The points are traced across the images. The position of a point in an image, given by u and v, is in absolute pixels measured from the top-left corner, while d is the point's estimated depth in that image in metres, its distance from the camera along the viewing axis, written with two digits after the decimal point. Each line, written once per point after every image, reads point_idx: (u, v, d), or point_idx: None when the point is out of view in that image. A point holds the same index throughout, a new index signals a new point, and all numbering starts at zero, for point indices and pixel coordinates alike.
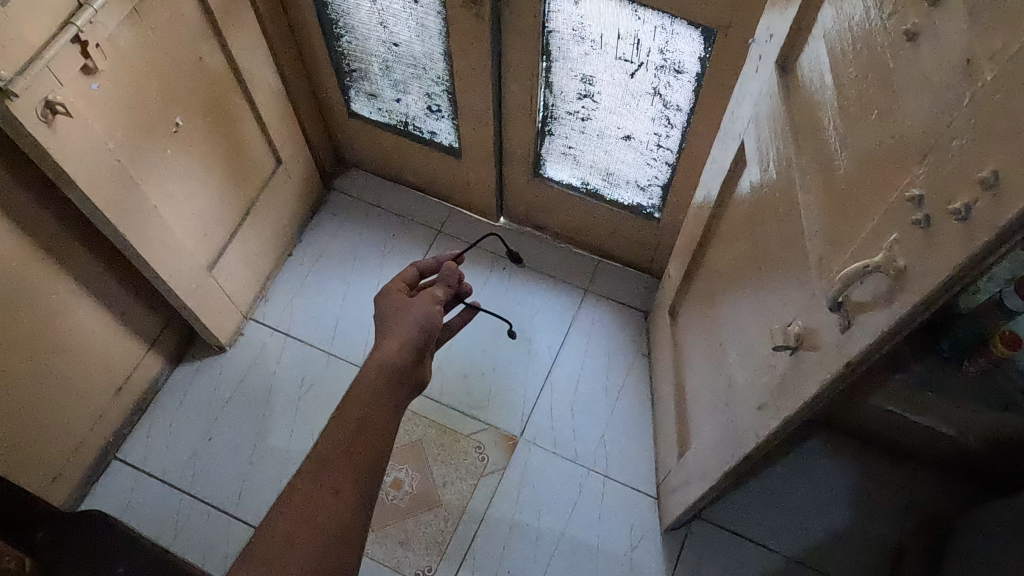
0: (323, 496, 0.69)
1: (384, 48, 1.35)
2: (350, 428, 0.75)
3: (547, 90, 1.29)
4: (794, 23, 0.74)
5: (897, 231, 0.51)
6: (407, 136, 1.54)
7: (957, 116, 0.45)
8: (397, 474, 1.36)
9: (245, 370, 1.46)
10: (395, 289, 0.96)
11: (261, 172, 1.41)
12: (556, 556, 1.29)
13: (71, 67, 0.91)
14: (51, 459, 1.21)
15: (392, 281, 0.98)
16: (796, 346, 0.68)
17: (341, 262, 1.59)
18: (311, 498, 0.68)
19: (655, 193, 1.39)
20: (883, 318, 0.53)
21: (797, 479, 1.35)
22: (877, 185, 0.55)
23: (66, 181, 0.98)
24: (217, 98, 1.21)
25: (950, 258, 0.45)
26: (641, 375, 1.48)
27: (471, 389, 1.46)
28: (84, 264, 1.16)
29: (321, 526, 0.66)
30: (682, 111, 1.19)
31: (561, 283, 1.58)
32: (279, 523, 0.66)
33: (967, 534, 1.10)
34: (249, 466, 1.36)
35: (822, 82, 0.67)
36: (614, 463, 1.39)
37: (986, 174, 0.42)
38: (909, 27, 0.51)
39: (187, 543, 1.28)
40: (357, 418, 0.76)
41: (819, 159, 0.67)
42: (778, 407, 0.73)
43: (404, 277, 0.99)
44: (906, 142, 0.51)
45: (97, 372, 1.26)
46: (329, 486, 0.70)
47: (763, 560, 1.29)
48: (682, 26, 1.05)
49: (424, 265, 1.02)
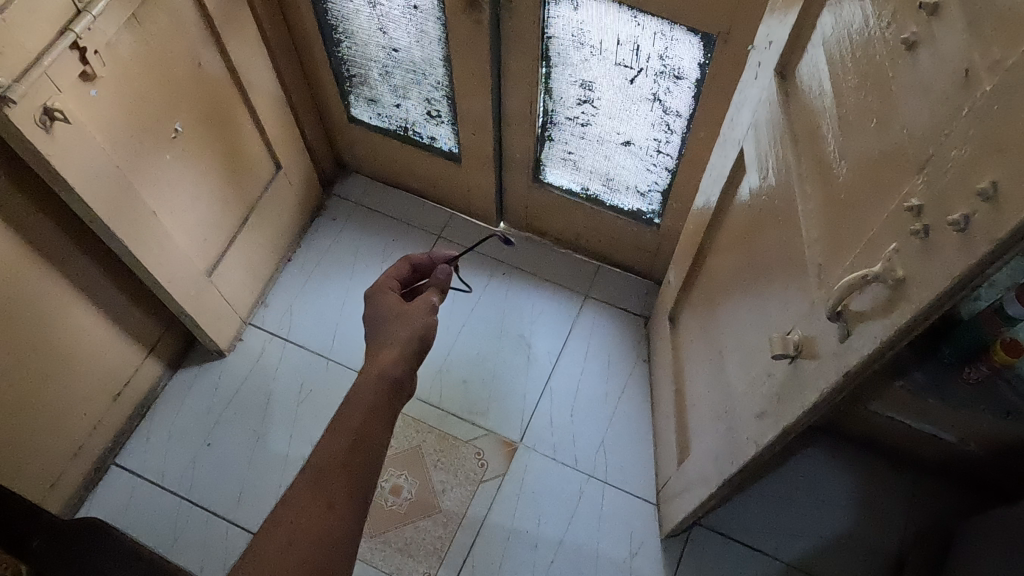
0: (316, 510, 0.69)
1: (383, 53, 1.35)
2: (346, 438, 0.75)
3: (546, 95, 1.29)
4: (794, 30, 0.74)
5: (896, 240, 0.51)
6: (406, 141, 1.54)
7: (956, 127, 0.45)
8: (396, 480, 1.36)
9: (244, 375, 1.46)
10: (388, 286, 0.97)
11: (260, 177, 1.41)
12: (556, 562, 1.29)
13: (70, 74, 0.92)
14: (50, 465, 1.21)
15: (385, 277, 0.98)
16: (795, 354, 0.68)
17: (341, 267, 1.59)
18: (305, 511, 0.69)
19: (655, 199, 1.39)
20: (882, 328, 0.53)
21: (798, 484, 1.34)
22: (877, 195, 0.55)
23: (65, 187, 0.98)
24: (216, 104, 1.21)
25: (950, 268, 0.45)
26: (641, 380, 1.48)
27: (471, 395, 1.45)
28: (83, 269, 1.15)
29: (313, 540, 0.67)
30: (681, 117, 1.19)
31: (561, 288, 1.58)
32: (274, 535, 0.67)
33: (971, 541, 1.09)
34: (248, 471, 1.36)
35: (822, 89, 0.67)
36: (614, 468, 1.38)
37: (985, 185, 0.42)
38: (908, 35, 0.51)
39: (185, 548, 1.28)
40: (352, 427, 0.76)
41: (819, 167, 0.67)
42: (777, 415, 0.73)
43: (396, 275, 1.00)
44: (905, 150, 0.51)
45: (96, 377, 1.25)
46: (323, 499, 0.70)
47: (764, 566, 1.29)
48: (682, 32, 1.05)
49: (417, 260, 1.01)
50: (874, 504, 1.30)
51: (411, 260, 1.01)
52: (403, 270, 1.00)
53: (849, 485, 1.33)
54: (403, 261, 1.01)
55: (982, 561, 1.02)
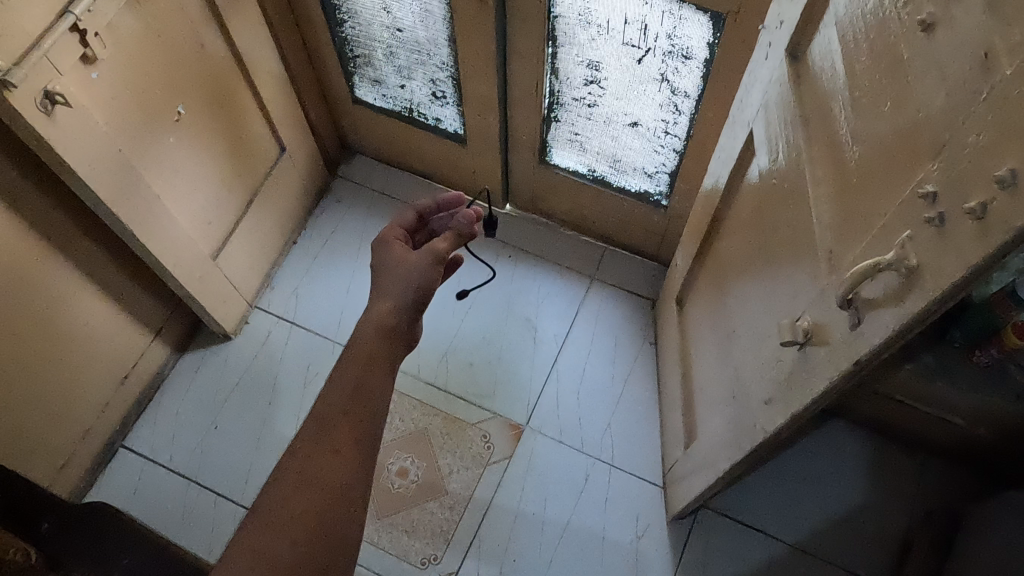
0: None
1: (387, 33, 1.34)
2: None
3: (553, 76, 1.27)
4: (806, 10, 0.72)
5: (910, 228, 0.49)
6: (412, 122, 1.52)
7: (974, 112, 0.43)
8: (403, 463, 1.36)
9: (251, 358, 1.46)
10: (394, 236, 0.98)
11: (264, 159, 1.40)
12: (563, 544, 1.29)
13: (70, 56, 0.90)
14: (59, 446, 1.22)
15: (392, 226, 1.00)
16: (804, 341, 0.67)
17: (347, 249, 1.58)
18: None
19: (663, 180, 1.37)
20: (893, 317, 0.51)
21: (805, 464, 1.35)
22: (890, 181, 0.54)
23: (68, 171, 0.97)
24: (218, 86, 1.20)
25: (966, 259, 0.44)
26: (648, 363, 1.47)
27: (477, 377, 1.45)
28: (89, 253, 1.15)
29: None
30: (690, 97, 1.17)
31: (568, 271, 1.57)
32: None
33: (979, 527, 1.10)
34: (255, 454, 1.37)
35: (834, 71, 0.66)
36: (620, 451, 1.38)
37: (1003, 172, 0.40)
38: (925, 17, 0.50)
39: (193, 530, 1.29)
40: None
41: (831, 150, 0.65)
42: (784, 402, 0.72)
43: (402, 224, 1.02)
44: (922, 132, 0.50)
45: (103, 361, 1.26)
46: None
47: (770, 550, 1.29)
48: (692, 11, 1.02)
49: (422, 209, 1.04)
50: (883, 491, 1.31)
51: (416, 208, 1.04)
52: (408, 219, 1.02)
53: (858, 470, 1.34)
54: (409, 210, 1.03)
55: (992, 546, 1.03)
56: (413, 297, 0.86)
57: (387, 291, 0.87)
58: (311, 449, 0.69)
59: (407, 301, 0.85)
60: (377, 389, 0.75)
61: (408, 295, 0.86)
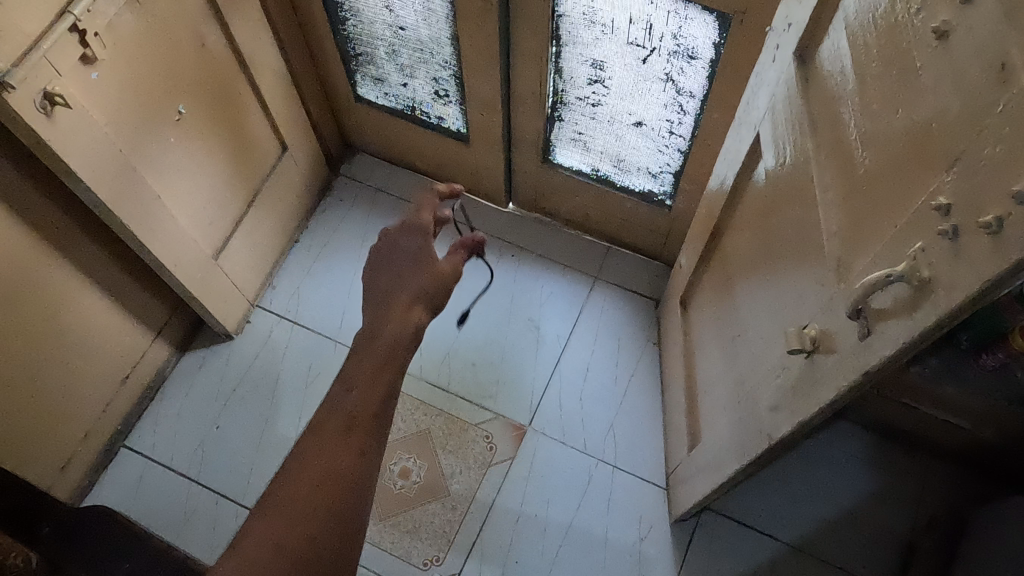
0: None
1: (389, 31, 1.33)
2: None
3: (556, 75, 1.26)
4: (815, 12, 0.71)
5: (922, 239, 0.48)
6: (414, 121, 1.51)
7: (989, 123, 0.42)
8: (405, 463, 1.36)
9: (252, 358, 1.46)
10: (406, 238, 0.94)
11: (266, 158, 1.39)
12: (565, 546, 1.29)
13: (69, 57, 0.89)
14: (60, 447, 1.21)
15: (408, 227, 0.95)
16: (811, 350, 0.66)
17: (349, 249, 1.58)
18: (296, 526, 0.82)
19: (667, 180, 1.36)
20: (904, 330, 0.51)
21: (810, 466, 1.34)
22: (901, 191, 0.53)
23: (67, 172, 0.96)
24: (219, 85, 1.19)
25: (980, 273, 0.43)
26: (651, 363, 1.46)
27: (480, 378, 1.45)
28: (89, 253, 1.15)
29: None
30: (695, 98, 1.16)
31: (571, 270, 1.56)
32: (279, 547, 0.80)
33: (985, 531, 1.09)
34: (257, 454, 1.36)
35: (844, 75, 0.65)
36: (623, 452, 1.38)
37: (1020, 187, 0.39)
38: (938, 24, 0.49)
39: (195, 531, 1.29)
40: None
41: (840, 156, 0.65)
42: (790, 410, 0.72)
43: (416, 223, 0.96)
44: (934, 141, 0.49)
45: (104, 362, 1.26)
46: None
47: (774, 553, 1.28)
48: (698, 11, 1.01)
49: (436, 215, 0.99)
50: (888, 494, 1.30)
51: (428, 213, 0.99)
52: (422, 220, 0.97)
53: (862, 473, 1.33)
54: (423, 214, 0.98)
55: (998, 551, 1.02)
56: (416, 300, 0.85)
57: (390, 294, 0.86)
58: (314, 455, 0.68)
59: (410, 304, 0.85)
60: (382, 392, 0.74)
61: (411, 298, 0.85)
